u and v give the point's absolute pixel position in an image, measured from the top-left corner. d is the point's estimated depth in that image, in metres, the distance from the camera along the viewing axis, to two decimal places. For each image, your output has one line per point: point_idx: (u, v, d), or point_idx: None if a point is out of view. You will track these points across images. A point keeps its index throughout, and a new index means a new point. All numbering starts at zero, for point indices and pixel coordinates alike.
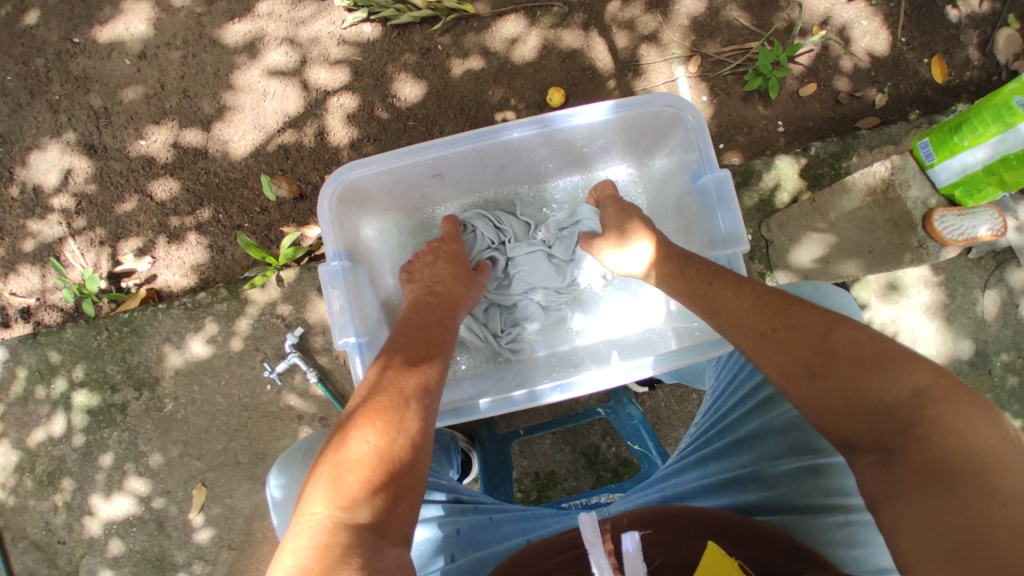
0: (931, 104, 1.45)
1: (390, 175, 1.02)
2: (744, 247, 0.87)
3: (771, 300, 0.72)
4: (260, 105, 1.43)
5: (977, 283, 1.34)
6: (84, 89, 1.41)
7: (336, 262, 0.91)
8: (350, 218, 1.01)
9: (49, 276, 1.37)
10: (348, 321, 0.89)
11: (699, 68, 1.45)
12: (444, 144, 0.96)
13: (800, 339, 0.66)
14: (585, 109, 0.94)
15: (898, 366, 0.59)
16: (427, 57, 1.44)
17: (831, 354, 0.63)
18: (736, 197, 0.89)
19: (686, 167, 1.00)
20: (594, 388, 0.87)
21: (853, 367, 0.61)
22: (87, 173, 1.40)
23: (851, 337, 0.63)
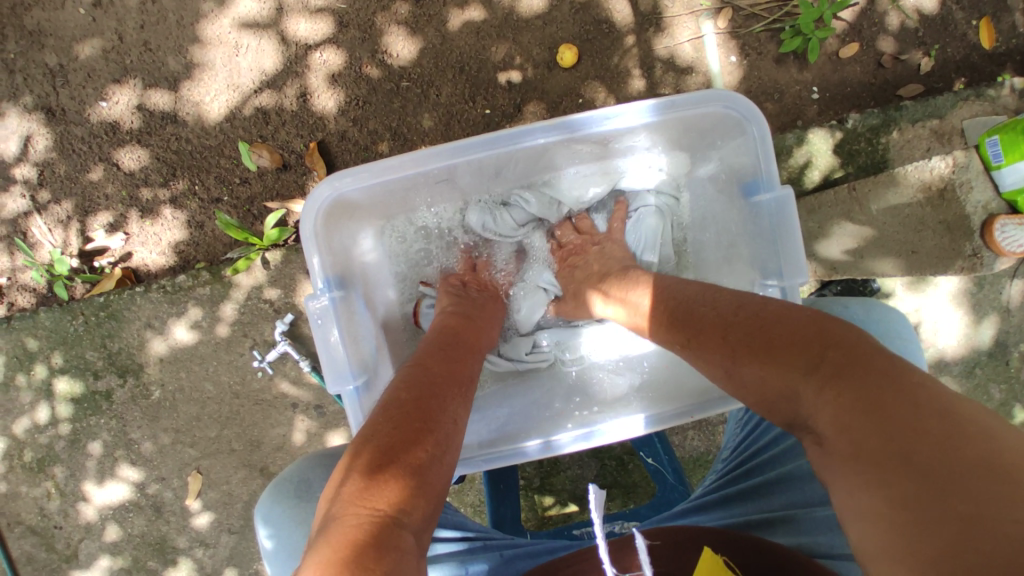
0: (976, 71, 1.30)
1: (393, 185, 0.91)
2: (803, 281, 0.81)
3: (681, 309, 0.71)
4: (233, 61, 1.26)
5: (1006, 271, 1.22)
6: (38, 44, 1.25)
7: (327, 293, 0.83)
8: (340, 235, 0.91)
9: (17, 255, 1.27)
10: (345, 365, 0.83)
11: (730, 23, 1.28)
12: (456, 150, 0.84)
13: (708, 344, 0.65)
14: (622, 111, 0.83)
15: (790, 345, 0.56)
16: (422, 6, 1.26)
17: (734, 354, 0.61)
18: (798, 220, 0.81)
19: (738, 176, 0.90)
20: (612, 440, 0.84)
21: (754, 360, 0.59)
22: (48, 140, 1.26)
23: (748, 324, 0.62)
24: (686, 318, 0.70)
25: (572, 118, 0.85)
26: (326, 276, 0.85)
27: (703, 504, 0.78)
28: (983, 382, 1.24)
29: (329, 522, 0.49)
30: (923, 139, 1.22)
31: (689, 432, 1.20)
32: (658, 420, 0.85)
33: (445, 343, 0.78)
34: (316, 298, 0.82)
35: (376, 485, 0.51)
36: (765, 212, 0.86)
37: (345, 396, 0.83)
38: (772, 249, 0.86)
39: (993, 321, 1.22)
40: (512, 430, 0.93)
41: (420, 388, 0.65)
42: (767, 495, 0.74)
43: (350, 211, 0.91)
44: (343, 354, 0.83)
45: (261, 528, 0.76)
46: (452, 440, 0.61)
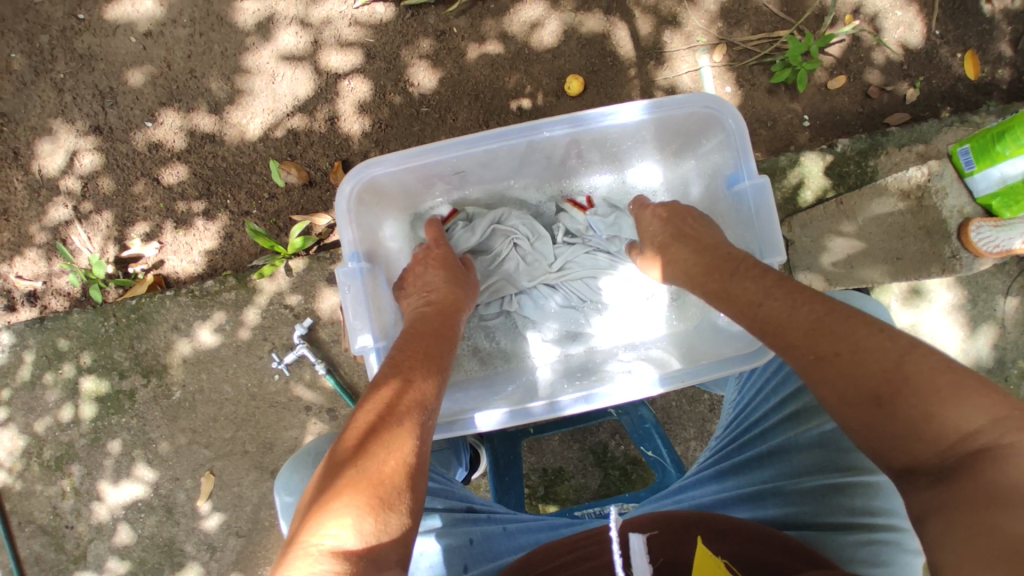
0: (960, 102, 1.39)
1: (407, 174, 0.99)
2: (779, 259, 0.87)
3: (835, 321, 0.66)
4: (270, 88, 1.39)
5: (999, 288, 1.26)
6: (90, 69, 1.38)
7: (353, 263, 0.89)
8: (366, 217, 0.98)
9: (55, 260, 1.36)
10: (364, 325, 0.88)
11: (725, 57, 1.39)
12: (467, 143, 0.93)
13: (862, 363, 0.61)
14: (621, 109, 0.91)
15: (979, 396, 0.54)
16: (442, 41, 1.39)
17: (897, 384, 0.58)
18: (774, 206, 0.87)
19: (721, 171, 0.97)
20: (618, 401, 0.86)
21: (918, 397, 0.56)
22: (95, 155, 1.37)
23: (925, 360, 0.58)
24: (840, 332, 0.64)
25: (575, 115, 0.93)
26: (355, 248, 0.91)
27: (699, 478, 0.81)
28: None
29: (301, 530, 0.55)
30: (910, 162, 1.30)
31: (692, 441, 1.22)
32: (668, 380, 0.86)
33: (406, 346, 0.80)
34: (346, 269, 0.88)
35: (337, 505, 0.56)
36: (745, 202, 0.92)
37: (370, 357, 0.88)
38: (751, 233, 0.92)
39: (990, 337, 1.26)
40: (516, 395, 0.96)
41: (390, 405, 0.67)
42: (759, 468, 0.76)
43: (375, 196, 0.99)
44: (367, 319, 0.89)
45: (279, 491, 0.80)
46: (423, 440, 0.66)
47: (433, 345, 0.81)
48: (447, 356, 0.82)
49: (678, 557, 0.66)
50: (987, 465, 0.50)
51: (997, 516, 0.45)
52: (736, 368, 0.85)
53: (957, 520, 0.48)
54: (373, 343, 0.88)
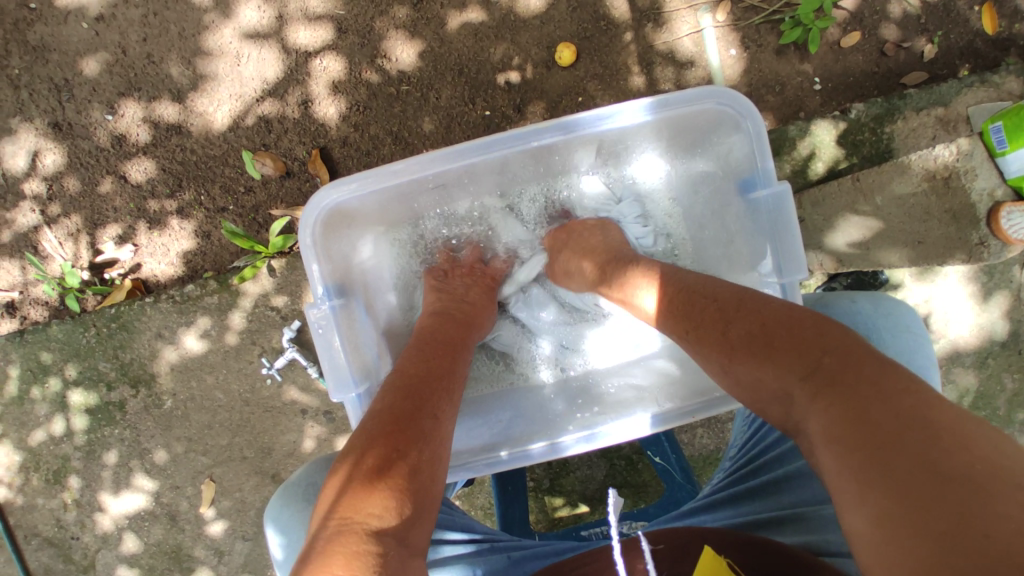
0: (983, 56, 1.28)
1: (385, 193, 0.92)
2: (801, 276, 0.82)
3: (681, 299, 0.72)
4: (236, 71, 1.27)
5: (1018, 258, 1.20)
6: (43, 61, 1.26)
7: (326, 301, 0.85)
8: (340, 244, 0.92)
9: (29, 269, 1.29)
10: (344, 371, 0.84)
11: (729, 16, 1.27)
12: (449, 155, 0.85)
13: (707, 334, 0.66)
14: (620, 111, 0.83)
15: (791, 345, 0.58)
16: (420, 10, 1.27)
17: (731, 352, 0.63)
18: (796, 217, 0.82)
19: (735, 173, 0.90)
20: (616, 441, 0.86)
21: (751, 358, 0.61)
22: (57, 156, 1.28)
23: (746, 323, 0.63)
24: (685, 307, 0.71)
25: (567, 119, 0.86)
26: (326, 285, 0.87)
27: (713, 501, 0.78)
28: (995, 372, 1.22)
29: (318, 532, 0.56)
30: (930, 127, 1.20)
31: (698, 429, 1.19)
32: (663, 419, 0.87)
33: (428, 343, 0.81)
34: (316, 306, 0.83)
35: (350, 495, 0.57)
36: (763, 209, 0.86)
37: (348, 403, 0.85)
38: (768, 245, 0.87)
39: (1005, 310, 1.21)
40: (516, 432, 0.94)
41: (405, 392, 0.69)
42: (775, 494, 0.74)
43: (348, 220, 0.92)
44: (344, 360, 0.85)
45: (271, 532, 0.77)
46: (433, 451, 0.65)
47: (456, 351, 0.82)
48: (466, 361, 0.82)
49: (680, 567, 0.64)
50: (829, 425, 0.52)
51: (861, 494, 0.48)
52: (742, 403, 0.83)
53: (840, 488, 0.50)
54: (353, 388, 0.84)
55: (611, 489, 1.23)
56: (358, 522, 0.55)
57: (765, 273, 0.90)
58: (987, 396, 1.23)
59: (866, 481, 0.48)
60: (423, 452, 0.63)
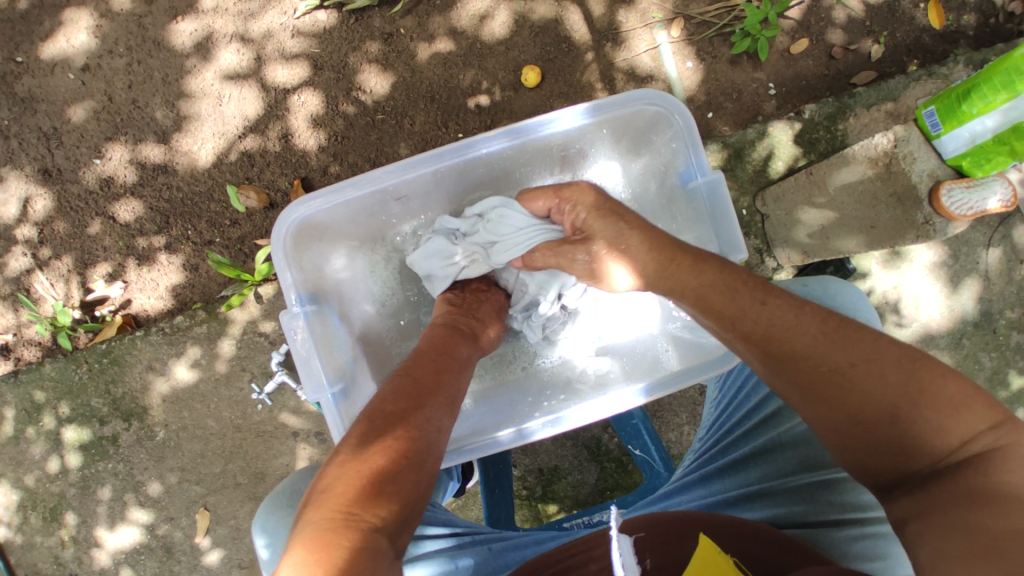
0: (927, 53, 1.36)
1: (351, 207, 0.97)
2: (740, 257, 0.85)
3: (849, 329, 0.64)
4: (218, 111, 1.34)
5: (980, 241, 1.25)
6: (31, 110, 1.33)
7: (299, 308, 0.89)
8: (312, 256, 0.97)
9: (21, 310, 1.32)
10: (318, 374, 0.87)
11: (683, 31, 1.35)
12: (404, 167, 0.91)
13: (880, 387, 0.60)
14: (559, 116, 0.89)
15: (966, 410, 0.58)
16: (390, 44, 1.34)
17: (903, 404, 0.59)
18: (730, 201, 0.86)
19: (674, 167, 0.95)
20: (578, 424, 0.87)
21: (922, 412, 0.58)
22: (47, 200, 1.33)
23: (922, 376, 0.60)
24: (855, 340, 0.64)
25: (514, 127, 0.92)
26: (299, 293, 0.90)
27: (685, 483, 0.80)
28: (971, 352, 1.25)
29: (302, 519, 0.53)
30: (880, 122, 1.27)
31: (685, 426, 1.22)
32: (652, 388, 0.87)
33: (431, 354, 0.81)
34: (292, 315, 0.87)
35: (340, 489, 0.54)
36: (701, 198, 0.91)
37: (324, 404, 0.86)
38: (710, 232, 0.91)
39: (974, 291, 1.25)
40: (488, 423, 0.96)
41: (404, 398, 0.68)
42: (742, 470, 0.77)
43: (319, 233, 0.97)
44: (319, 363, 0.88)
45: (257, 539, 0.79)
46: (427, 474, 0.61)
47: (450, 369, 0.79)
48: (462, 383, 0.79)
49: (673, 547, 0.66)
50: (977, 470, 0.54)
51: (983, 515, 0.50)
52: (707, 375, 0.85)
53: (951, 518, 0.51)
54: (328, 388, 0.87)
55: (602, 493, 1.24)
56: (353, 516, 0.52)
57: None
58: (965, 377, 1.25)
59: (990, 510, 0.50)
60: (418, 465, 0.60)
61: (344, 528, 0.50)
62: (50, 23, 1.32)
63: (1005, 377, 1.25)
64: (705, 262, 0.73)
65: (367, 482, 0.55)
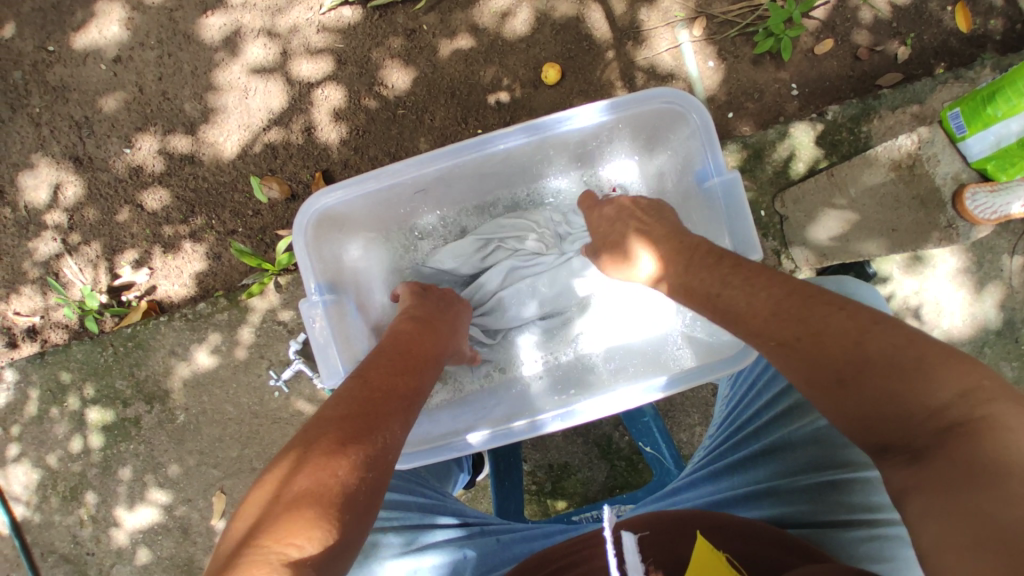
0: (955, 56, 1.33)
1: (369, 199, 0.98)
2: (755, 257, 0.84)
3: (796, 304, 0.63)
4: (244, 103, 1.37)
5: (1005, 248, 1.22)
6: (64, 100, 1.37)
7: (317, 296, 0.90)
8: (331, 246, 0.99)
9: (50, 294, 1.36)
10: (335, 361, 0.89)
11: (705, 30, 1.34)
12: (422, 161, 0.92)
13: (828, 353, 0.57)
14: (577, 113, 0.89)
15: (944, 365, 0.51)
16: (413, 40, 1.36)
17: (858, 367, 0.55)
18: (747, 201, 0.85)
19: (691, 166, 0.95)
20: (591, 418, 0.87)
21: (884, 374, 0.53)
22: (78, 187, 1.37)
23: (884, 333, 0.55)
24: (801, 313, 0.61)
25: (532, 123, 0.92)
26: (318, 282, 0.92)
27: (693, 480, 0.81)
28: (994, 361, 1.22)
29: (236, 553, 0.50)
30: (905, 124, 1.25)
31: (697, 427, 1.21)
32: (674, 382, 0.86)
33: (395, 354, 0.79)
34: (310, 303, 0.89)
35: (285, 520, 0.51)
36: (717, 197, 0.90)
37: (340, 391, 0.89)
38: (725, 231, 0.90)
39: (998, 298, 1.22)
40: (498, 414, 0.97)
41: (350, 409, 0.65)
42: (752, 468, 0.76)
43: (338, 224, 0.99)
44: (336, 351, 0.90)
45: None
46: (377, 485, 0.60)
47: (414, 369, 0.78)
48: (426, 382, 0.78)
49: (679, 548, 0.65)
50: (965, 437, 0.46)
51: (983, 501, 0.42)
52: (721, 373, 0.85)
53: (950, 504, 0.44)
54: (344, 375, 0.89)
55: (612, 490, 1.24)
56: (288, 549, 0.49)
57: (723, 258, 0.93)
58: None
59: (998, 494, 0.42)
60: (361, 477, 0.58)
61: (277, 561, 0.48)
62: (86, 16, 1.37)
63: None
64: (693, 265, 0.75)
65: (308, 506, 0.53)
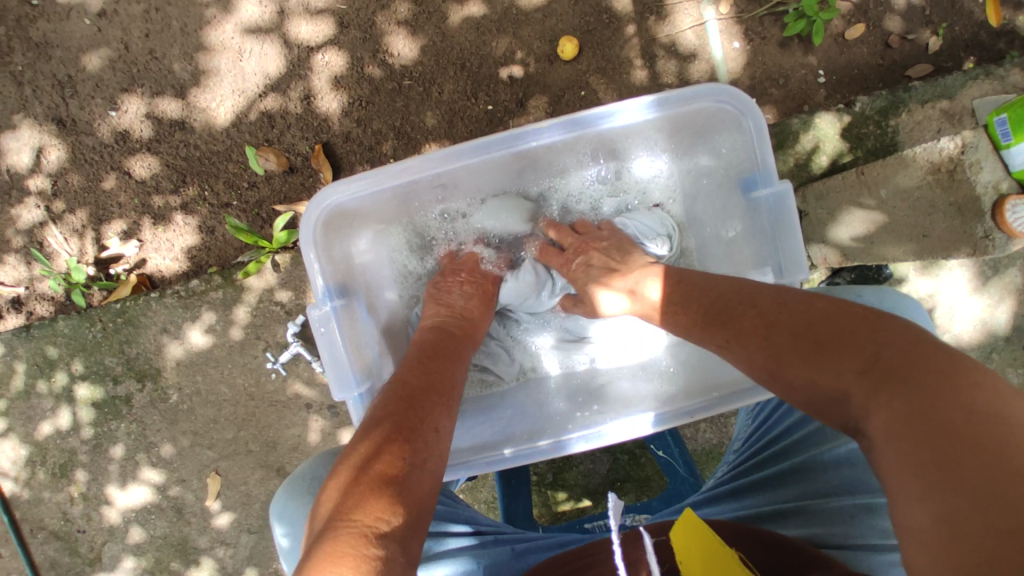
0: (989, 48, 1.27)
1: (388, 193, 0.92)
2: (803, 277, 0.82)
3: (718, 302, 0.70)
4: (238, 67, 1.28)
5: (1022, 252, 1.20)
6: (44, 55, 1.27)
7: (326, 301, 0.86)
8: (342, 243, 0.93)
9: (34, 264, 1.30)
10: (347, 371, 0.85)
11: (732, 8, 1.27)
12: (451, 156, 0.86)
13: (753, 343, 0.63)
14: (620, 110, 0.84)
15: (840, 349, 0.55)
16: (422, 4, 1.27)
17: (778, 351, 0.60)
18: (798, 217, 0.82)
19: (737, 172, 0.91)
20: (614, 441, 0.87)
21: (798, 360, 0.58)
22: (61, 152, 1.29)
23: (790, 323, 0.61)
24: (724, 312, 0.69)
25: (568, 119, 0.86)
26: (327, 285, 0.87)
27: (714, 496, 0.81)
28: (999, 366, 1.22)
29: (315, 534, 0.53)
30: (933, 120, 1.20)
31: (701, 422, 1.20)
32: (663, 420, 0.87)
33: (430, 353, 0.81)
34: (318, 308, 0.84)
35: (353, 498, 0.55)
36: (764, 208, 0.87)
37: (350, 402, 0.85)
38: (772, 246, 0.87)
39: (1010, 305, 1.21)
40: (516, 430, 0.95)
41: (402, 401, 0.68)
42: (777, 487, 0.75)
43: (351, 219, 0.93)
44: (347, 359, 0.86)
45: (275, 527, 0.79)
46: (428, 471, 0.62)
47: (449, 364, 0.80)
48: (461, 375, 0.80)
49: None
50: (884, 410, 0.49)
51: (924, 490, 0.44)
52: (744, 399, 0.84)
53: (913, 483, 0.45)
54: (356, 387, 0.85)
55: (613, 484, 1.23)
56: (357, 523, 0.52)
57: (764, 272, 0.91)
58: None
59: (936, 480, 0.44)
60: (418, 459, 0.61)
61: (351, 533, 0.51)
62: None
63: None
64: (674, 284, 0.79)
65: (379, 485, 0.56)
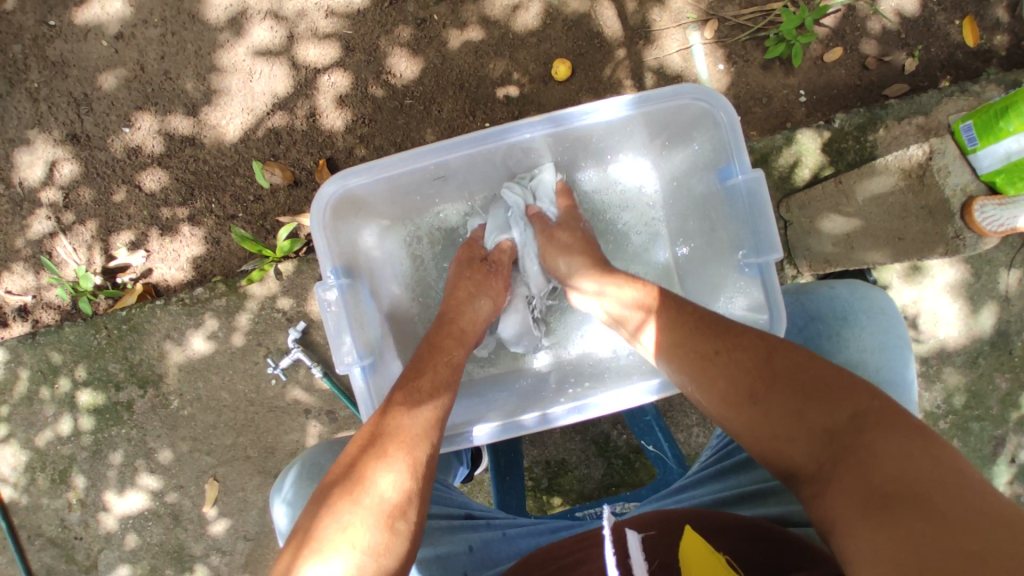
0: (962, 69, 1.35)
1: (389, 183, 0.97)
2: (777, 256, 0.84)
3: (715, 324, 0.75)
4: (248, 86, 1.34)
5: (1004, 261, 1.24)
6: (61, 74, 1.34)
7: (333, 279, 0.89)
8: (348, 229, 0.97)
9: (43, 273, 1.34)
10: (351, 346, 0.88)
11: (716, 33, 1.34)
12: (446, 148, 0.91)
13: (737, 372, 0.69)
14: (601, 107, 0.89)
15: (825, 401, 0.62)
16: (423, 29, 1.34)
17: (763, 389, 0.66)
18: (770, 200, 0.86)
19: (714, 165, 0.95)
20: (607, 410, 0.89)
21: (785, 403, 0.64)
22: (75, 165, 1.34)
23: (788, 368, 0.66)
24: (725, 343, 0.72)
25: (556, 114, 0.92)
26: (334, 264, 0.90)
27: (700, 480, 0.83)
28: (988, 372, 1.24)
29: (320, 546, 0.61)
30: (910, 135, 1.26)
31: (694, 428, 1.22)
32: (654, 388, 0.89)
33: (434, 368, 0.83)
34: (327, 286, 0.87)
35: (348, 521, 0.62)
36: (740, 196, 0.90)
37: (353, 377, 0.87)
38: (749, 231, 0.90)
39: (993, 312, 1.24)
40: (508, 407, 0.98)
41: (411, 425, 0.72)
42: (758, 467, 0.78)
43: (356, 207, 0.98)
44: (350, 338, 0.88)
45: (275, 511, 0.81)
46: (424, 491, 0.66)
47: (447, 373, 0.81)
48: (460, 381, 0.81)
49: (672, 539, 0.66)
50: (855, 462, 0.56)
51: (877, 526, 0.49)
52: None
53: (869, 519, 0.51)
54: (359, 361, 0.87)
55: (608, 488, 1.24)
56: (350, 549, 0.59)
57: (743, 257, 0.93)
58: (980, 397, 1.24)
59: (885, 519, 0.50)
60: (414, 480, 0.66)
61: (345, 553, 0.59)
62: None
63: (1018, 400, 1.24)
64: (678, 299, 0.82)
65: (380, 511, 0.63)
